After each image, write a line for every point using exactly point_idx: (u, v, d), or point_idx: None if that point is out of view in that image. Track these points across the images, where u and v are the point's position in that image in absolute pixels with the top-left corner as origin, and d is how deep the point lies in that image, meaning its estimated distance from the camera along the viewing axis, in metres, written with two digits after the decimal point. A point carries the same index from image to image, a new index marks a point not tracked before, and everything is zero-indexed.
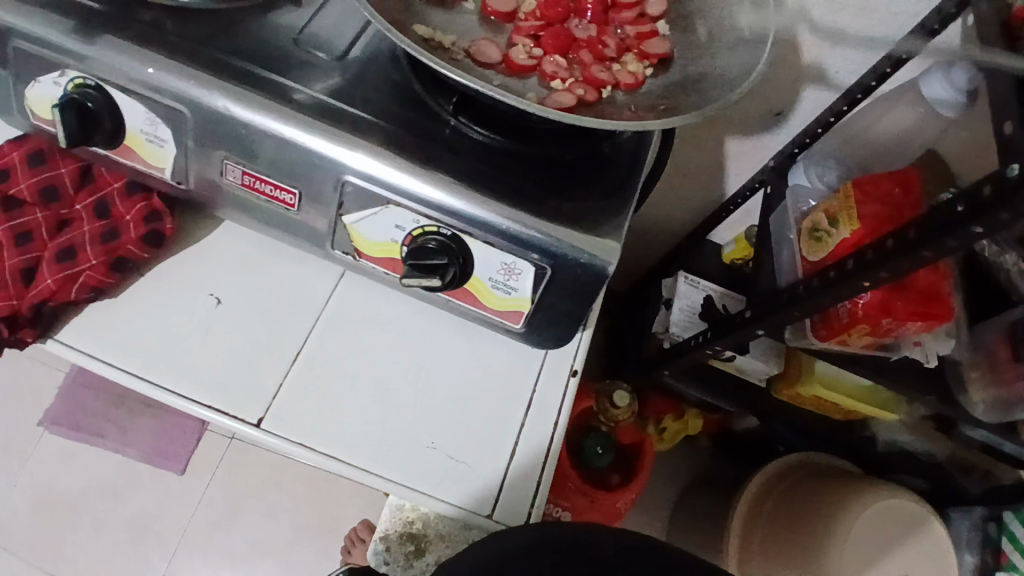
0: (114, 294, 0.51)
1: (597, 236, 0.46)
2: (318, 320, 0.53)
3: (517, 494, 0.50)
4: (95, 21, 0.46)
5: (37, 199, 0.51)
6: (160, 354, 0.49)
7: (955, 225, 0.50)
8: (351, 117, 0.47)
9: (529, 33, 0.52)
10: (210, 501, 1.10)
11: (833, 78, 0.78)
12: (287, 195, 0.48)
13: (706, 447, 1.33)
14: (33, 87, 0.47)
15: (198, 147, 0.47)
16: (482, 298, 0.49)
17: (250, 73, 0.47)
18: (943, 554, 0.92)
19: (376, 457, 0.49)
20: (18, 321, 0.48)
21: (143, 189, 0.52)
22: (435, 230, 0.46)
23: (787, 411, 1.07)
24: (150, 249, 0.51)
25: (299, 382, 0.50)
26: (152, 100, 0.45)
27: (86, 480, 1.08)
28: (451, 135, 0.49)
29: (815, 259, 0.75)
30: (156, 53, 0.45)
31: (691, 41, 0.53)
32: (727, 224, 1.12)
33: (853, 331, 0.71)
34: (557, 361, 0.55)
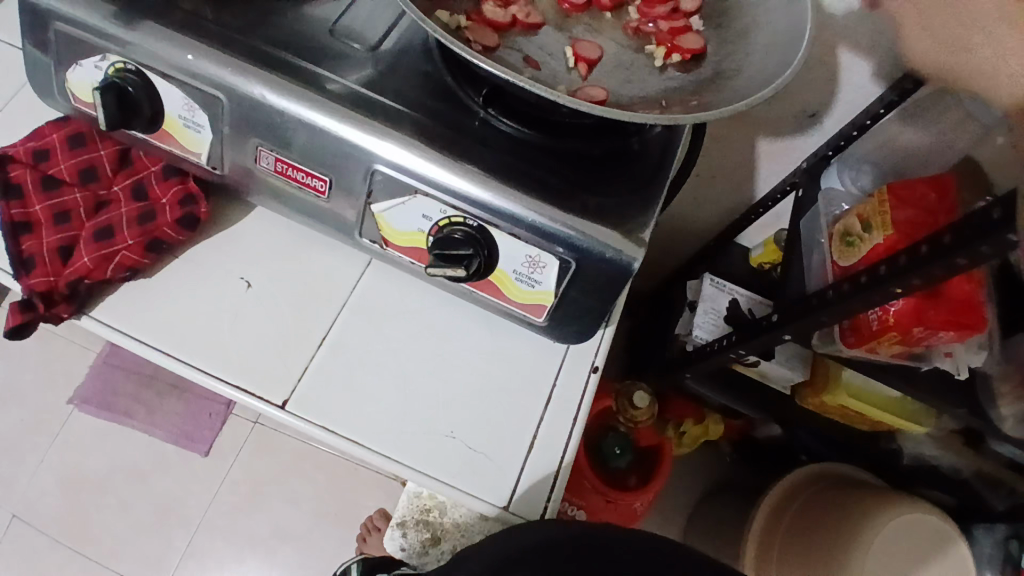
0: (147, 274, 0.52)
1: (623, 231, 0.46)
2: (343, 307, 0.53)
3: (534, 487, 0.50)
4: (138, 9, 0.47)
5: (76, 179, 0.53)
6: (190, 335, 0.51)
7: (991, 232, 0.49)
8: (382, 107, 0.48)
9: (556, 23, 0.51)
10: (232, 483, 1.12)
11: (870, 79, 0.76)
12: (317, 183, 0.49)
13: (725, 452, 1.32)
14: (77, 71, 0.49)
15: (233, 133, 0.48)
16: (506, 290, 0.49)
17: (286, 62, 0.48)
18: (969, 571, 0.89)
19: (395, 444, 0.50)
20: (54, 297, 0.50)
21: (179, 173, 0.53)
22: (462, 221, 0.46)
23: (810, 419, 1.05)
24: (184, 233, 0.52)
25: (323, 367, 0.51)
26: (191, 86, 0.46)
27: (114, 456, 1.11)
28: (480, 127, 0.49)
29: (846, 264, 0.74)
30: (196, 40, 0.46)
31: (725, 37, 0.52)
32: (755, 227, 1.10)
33: (882, 339, 0.70)
34: (578, 357, 0.54)
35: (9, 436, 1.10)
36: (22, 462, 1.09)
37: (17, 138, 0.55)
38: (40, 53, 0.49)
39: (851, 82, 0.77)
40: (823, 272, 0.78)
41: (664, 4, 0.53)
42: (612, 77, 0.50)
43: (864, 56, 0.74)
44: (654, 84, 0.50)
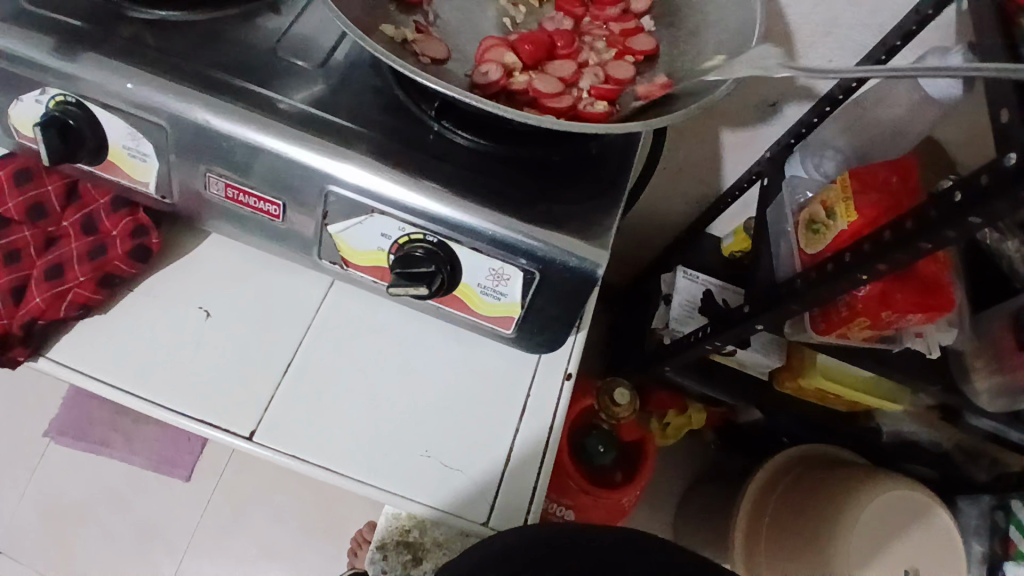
0: (103, 310, 0.51)
1: (585, 239, 0.45)
2: (309, 330, 0.52)
3: (513, 500, 0.50)
4: (75, 37, 0.46)
5: (25, 217, 0.51)
6: (152, 369, 0.49)
7: (953, 216, 0.49)
8: (334, 125, 0.46)
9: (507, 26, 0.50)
10: (216, 506, 1.10)
11: (828, 67, 0.77)
12: (271, 207, 0.47)
13: (710, 440, 1.33)
14: (17, 105, 0.47)
15: (180, 161, 0.47)
16: (472, 304, 0.49)
17: (231, 84, 0.46)
18: (949, 540, 0.91)
19: (370, 467, 0.49)
20: (8, 340, 0.48)
21: (129, 204, 0.52)
22: (422, 237, 0.45)
23: (791, 403, 1.06)
24: (137, 265, 0.51)
25: (291, 393, 0.50)
26: (132, 115, 0.45)
27: (92, 489, 1.08)
28: (435, 141, 0.48)
29: (813, 252, 0.74)
30: (134, 67, 0.45)
31: (678, 37, 0.51)
32: (726, 217, 1.11)
33: (852, 324, 0.70)
34: (551, 365, 0.54)
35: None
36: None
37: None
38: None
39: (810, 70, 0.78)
40: (792, 260, 0.78)
41: (615, 5, 0.53)
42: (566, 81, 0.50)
43: (821, 45, 0.75)
44: (610, 86, 0.50)
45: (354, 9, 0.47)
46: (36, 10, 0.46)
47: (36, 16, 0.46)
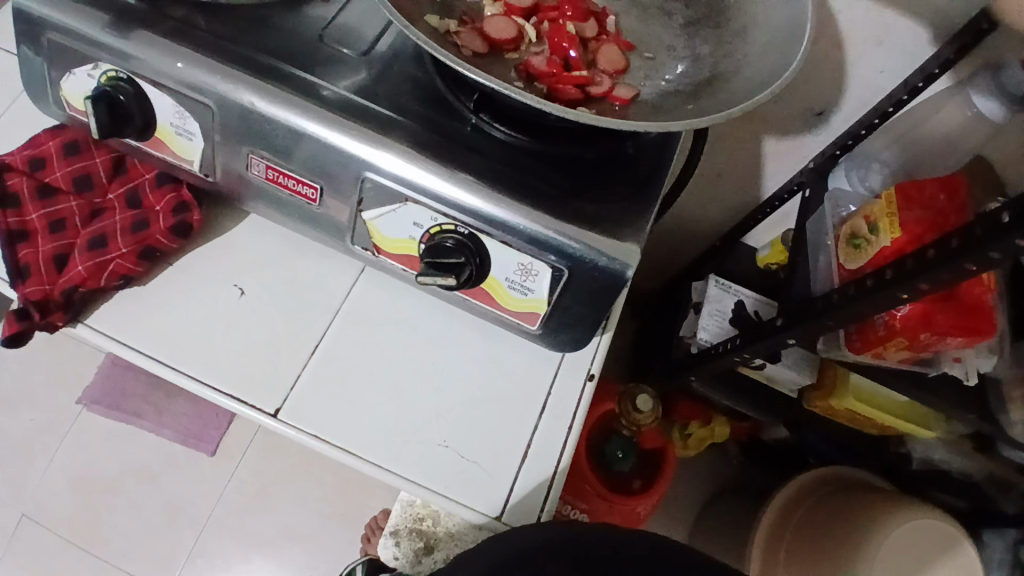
0: (142, 283, 0.52)
1: (617, 239, 0.45)
2: (337, 314, 0.53)
3: (528, 496, 0.50)
4: (131, 17, 0.47)
5: (71, 188, 0.53)
6: (185, 343, 0.51)
7: (1000, 235, 0.47)
8: (373, 113, 0.47)
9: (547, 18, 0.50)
10: (240, 482, 1.13)
11: (877, 77, 0.75)
12: (308, 190, 0.48)
13: (733, 455, 1.30)
14: (70, 79, 0.49)
15: (224, 141, 0.48)
16: (499, 298, 0.49)
17: (277, 69, 0.47)
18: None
19: (388, 452, 0.50)
20: (49, 305, 0.49)
21: (173, 180, 0.53)
22: (453, 228, 0.46)
23: (818, 421, 1.03)
24: (177, 241, 0.52)
25: (316, 374, 0.51)
26: (180, 95, 0.46)
27: (122, 457, 1.12)
28: (471, 133, 0.48)
29: (854, 267, 0.72)
30: (185, 48, 0.46)
31: (722, 37, 0.49)
32: (764, 226, 1.08)
33: (889, 344, 0.68)
34: (574, 365, 0.54)
35: (18, 436, 1.11)
36: (30, 462, 1.10)
37: (13, 146, 0.55)
38: (31, 52, 0.48)
39: (859, 79, 0.76)
40: (830, 275, 0.76)
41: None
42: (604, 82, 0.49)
43: (871, 52, 0.73)
44: (649, 87, 0.49)
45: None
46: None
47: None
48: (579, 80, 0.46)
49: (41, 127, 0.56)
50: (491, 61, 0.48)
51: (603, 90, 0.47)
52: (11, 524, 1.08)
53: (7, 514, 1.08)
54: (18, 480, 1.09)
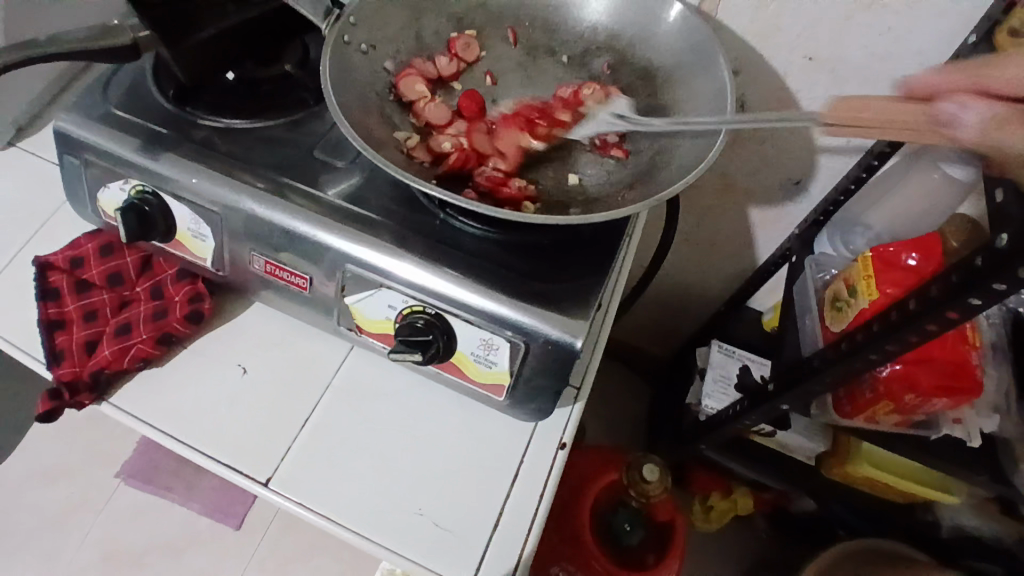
0: (160, 364, 0.58)
1: (567, 314, 0.49)
2: (327, 389, 0.58)
3: (500, 563, 0.52)
4: (158, 140, 0.56)
5: (104, 282, 0.60)
6: (193, 419, 0.56)
7: (953, 296, 0.50)
8: (355, 212, 0.54)
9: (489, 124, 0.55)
10: (261, 559, 1.16)
11: (848, 147, 0.79)
12: (300, 280, 0.55)
13: (761, 528, 1.24)
14: (105, 191, 0.58)
15: (230, 240, 0.56)
16: (468, 371, 0.53)
17: (273, 179, 0.55)
18: None
19: (369, 520, 0.53)
20: (77, 385, 0.55)
21: (190, 275, 0.60)
22: (422, 309, 0.51)
23: (841, 489, 1.00)
24: (191, 326, 0.58)
25: (306, 445, 0.55)
26: (195, 204, 0.55)
27: (152, 532, 1.16)
28: (439, 225, 0.54)
29: (837, 329, 0.74)
30: (200, 165, 0.55)
31: (661, 130, 0.55)
32: (766, 291, 1.10)
33: (878, 407, 0.68)
34: (546, 434, 0.57)
35: (52, 512, 1.15)
36: (61, 538, 1.13)
37: (56, 246, 0.63)
38: (74, 169, 0.58)
39: (830, 149, 0.80)
40: (817, 337, 0.77)
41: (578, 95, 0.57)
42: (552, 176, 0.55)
43: None
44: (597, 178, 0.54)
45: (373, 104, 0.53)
46: (128, 117, 0.57)
47: (126, 121, 0.57)
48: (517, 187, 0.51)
49: (81, 231, 0.64)
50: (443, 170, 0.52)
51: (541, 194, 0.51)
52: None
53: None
54: (45, 558, 1.12)
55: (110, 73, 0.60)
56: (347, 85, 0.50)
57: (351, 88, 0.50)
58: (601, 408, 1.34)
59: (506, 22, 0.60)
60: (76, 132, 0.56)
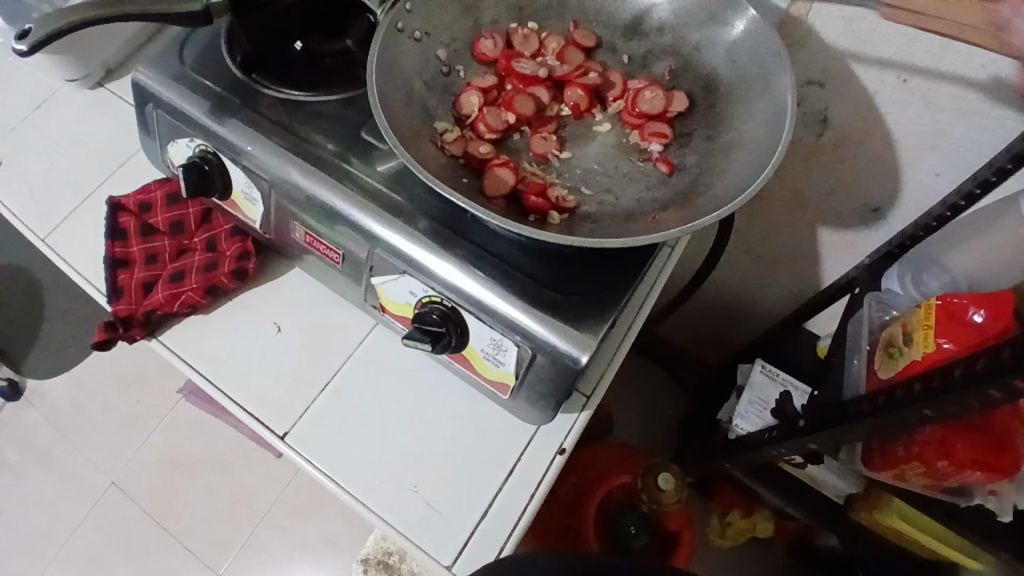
0: (205, 312, 0.63)
1: (577, 329, 0.49)
2: (350, 357, 0.61)
3: (480, 550, 0.54)
4: (225, 105, 0.59)
5: (167, 230, 0.66)
6: (226, 367, 0.61)
7: (1002, 374, 0.46)
8: (390, 196, 0.55)
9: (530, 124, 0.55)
10: (296, 486, 1.26)
11: (936, 181, 0.72)
12: (333, 254, 0.58)
13: (781, 554, 1.20)
14: (174, 146, 0.62)
15: (276, 207, 0.59)
16: (476, 364, 0.54)
17: (320, 155, 0.57)
18: None
19: (365, 487, 0.56)
20: (132, 321, 0.61)
21: (242, 234, 0.65)
22: (439, 301, 0.52)
23: (867, 535, 0.95)
24: (236, 282, 0.63)
25: (322, 407, 0.59)
26: (247, 168, 0.58)
27: (203, 444, 1.28)
28: (469, 218, 0.55)
29: (884, 376, 0.69)
30: (257, 133, 0.58)
31: (710, 149, 0.53)
32: (826, 316, 1.03)
33: (909, 467, 0.64)
34: (547, 436, 0.57)
35: (122, 413, 1.30)
36: (129, 439, 1.28)
37: (131, 191, 0.69)
38: (151, 122, 0.63)
39: (915, 181, 0.73)
40: (860, 380, 0.74)
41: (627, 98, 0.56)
42: (592, 183, 0.54)
43: (928, 156, 0.70)
44: (634, 192, 0.53)
45: (423, 93, 0.54)
46: (200, 80, 0.61)
47: (198, 83, 0.60)
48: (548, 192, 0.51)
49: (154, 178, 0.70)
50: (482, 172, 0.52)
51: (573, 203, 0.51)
52: (101, 489, 1.25)
53: (97, 479, 1.25)
54: (115, 451, 1.27)
55: (189, 33, 0.64)
56: (390, 76, 0.51)
57: (395, 78, 0.51)
58: (633, 404, 1.33)
59: (570, 17, 0.59)
60: (154, 89, 0.60)
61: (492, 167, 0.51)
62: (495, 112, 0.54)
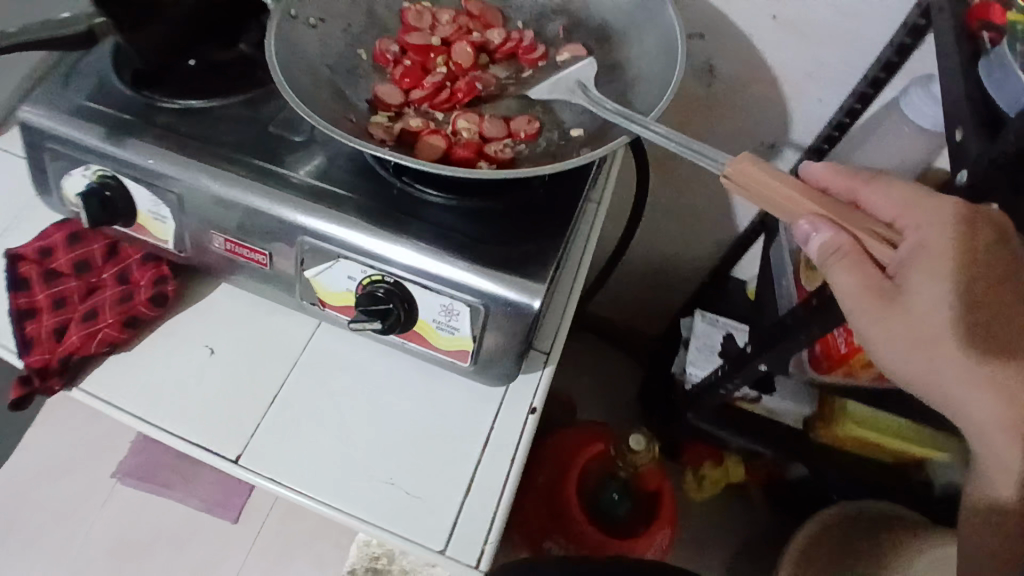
0: (128, 349, 0.58)
1: (524, 276, 0.49)
2: (295, 364, 0.58)
3: (472, 529, 0.51)
4: (116, 124, 0.56)
5: (72, 271, 0.59)
6: (161, 401, 0.56)
7: None
8: (313, 186, 0.53)
9: (430, 85, 0.54)
10: (262, 545, 1.12)
11: (819, 106, 0.79)
12: (259, 256, 0.55)
13: (756, 498, 1.24)
14: (68, 180, 0.57)
15: (190, 221, 0.56)
16: (430, 338, 0.53)
17: (231, 157, 0.55)
18: None
19: (336, 490, 0.53)
20: (48, 371, 0.55)
21: (155, 259, 0.60)
22: (381, 278, 0.51)
23: (830, 453, 1.00)
24: (157, 309, 0.59)
25: (275, 419, 0.55)
26: (152, 184, 0.54)
27: (154, 525, 1.11)
28: (396, 194, 0.54)
29: (810, 287, 0.73)
30: (159, 146, 0.54)
31: (617, 89, 0.55)
32: (749, 260, 1.09)
33: (854, 362, 0.69)
34: (515, 400, 0.57)
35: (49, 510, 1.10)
36: (54, 536, 1.08)
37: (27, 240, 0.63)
38: (38, 157, 0.57)
39: (801, 110, 0.79)
40: (792, 293, 0.77)
41: (514, 50, 0.57)
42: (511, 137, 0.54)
43: (808, 84, 0.76)
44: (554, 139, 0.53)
45: (329, 75, 0.53)
46: (91, 104, 0.57)
47: (84, 106, 0.56)
48: (478, 147, 0.50)
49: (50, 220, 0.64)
50: (404, 142, 0.51)
51: (507, 155, 0.50)
52: None
53: None
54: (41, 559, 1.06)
55: (75, 62, 0.60)
56: (293, 59, 0.50)
57: (297, 61, 0.50)
58: (592, 387, 1.34)
59: None
60: (36, 119, 0.55)
61: (422, 136, 0.50)
62: (403, 87, 0.54)
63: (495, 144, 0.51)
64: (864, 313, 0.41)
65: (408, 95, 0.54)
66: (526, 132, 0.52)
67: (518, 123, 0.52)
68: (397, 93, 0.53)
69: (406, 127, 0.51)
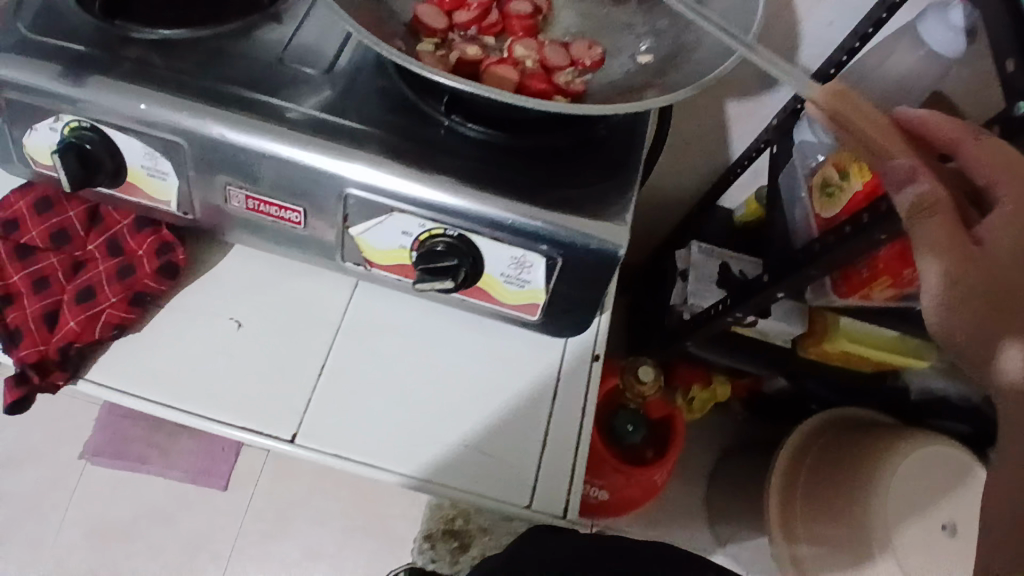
0: (135, 330, 0.51)
1: (604, 219, 0.46)
2: (338, 330, 0.53)
3: (553, 482, 0.51)
4: (85, 64, 0.45)
5: (49, 244, 0.51)
6: (189, 384, 0.49)
7: None
8: (350, 130, 0.47)
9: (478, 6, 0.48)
10: (258, 510, 1.07)
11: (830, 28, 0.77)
12: (292, 214, 0.48)
13: (737, 411, 1.32)
14: (32, 135, 0.47)
15: (199, 177, 0.47)
16: (494, 292, 0.49)
17: (243, 98, 0.46)
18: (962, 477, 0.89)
19: (406, 459, 0.50)
20: (47, 365, 0.48)
21: (151, 224, 0.52)
22: (443, 232, 0.46)
23: (817, 368, 1.06)
24: (165, 282, 0.51)
25: (326, 391, 0.51)
26: (150, 136, 0.45)
27: (135, 503, 1.04)
28: (446, 136, 0.48)
29: (829, 215, 0.73)
30: (148, 88, 0.45)
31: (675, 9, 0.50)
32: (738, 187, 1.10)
33: (874, 284, 0.71)
34: (578, 348, 0.55)
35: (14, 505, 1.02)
36: (31, 526, 1.01)
37: None
38: None
39: (812, 32, 0.77)
40: (809, 225, 0.78)
41: None
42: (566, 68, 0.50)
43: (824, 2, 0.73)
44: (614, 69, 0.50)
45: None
46: (48, 41, 0.46)
47: (40, 44, 0.46)
48: (549, 78, 0.45)
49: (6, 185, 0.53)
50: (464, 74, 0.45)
51: (578, 87, 0.46)
52: None
53: None
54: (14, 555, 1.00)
55: None
56: None
57: None
58: None
59: None
60: None
61: (489, 66, 0.45)
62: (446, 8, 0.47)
63: (563, 74, 0.46)
64: (928, 256, 0.35)
65: (452, 18, 0.47)
66: (591, 60, 0.48)
67: (579, 49, 0.48)
68: (443, 16, 0.47)
69: (465, 55, 0.45)
